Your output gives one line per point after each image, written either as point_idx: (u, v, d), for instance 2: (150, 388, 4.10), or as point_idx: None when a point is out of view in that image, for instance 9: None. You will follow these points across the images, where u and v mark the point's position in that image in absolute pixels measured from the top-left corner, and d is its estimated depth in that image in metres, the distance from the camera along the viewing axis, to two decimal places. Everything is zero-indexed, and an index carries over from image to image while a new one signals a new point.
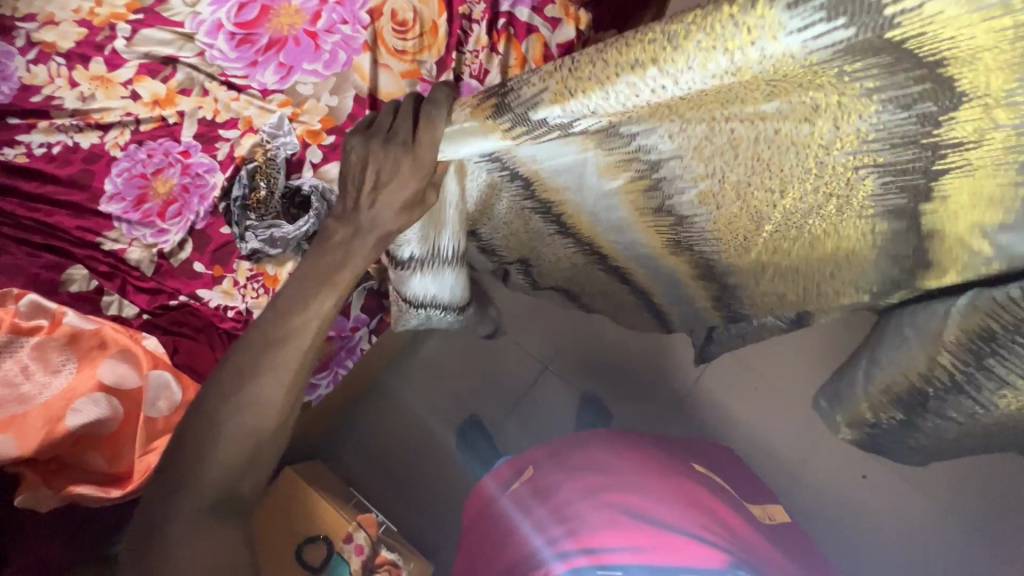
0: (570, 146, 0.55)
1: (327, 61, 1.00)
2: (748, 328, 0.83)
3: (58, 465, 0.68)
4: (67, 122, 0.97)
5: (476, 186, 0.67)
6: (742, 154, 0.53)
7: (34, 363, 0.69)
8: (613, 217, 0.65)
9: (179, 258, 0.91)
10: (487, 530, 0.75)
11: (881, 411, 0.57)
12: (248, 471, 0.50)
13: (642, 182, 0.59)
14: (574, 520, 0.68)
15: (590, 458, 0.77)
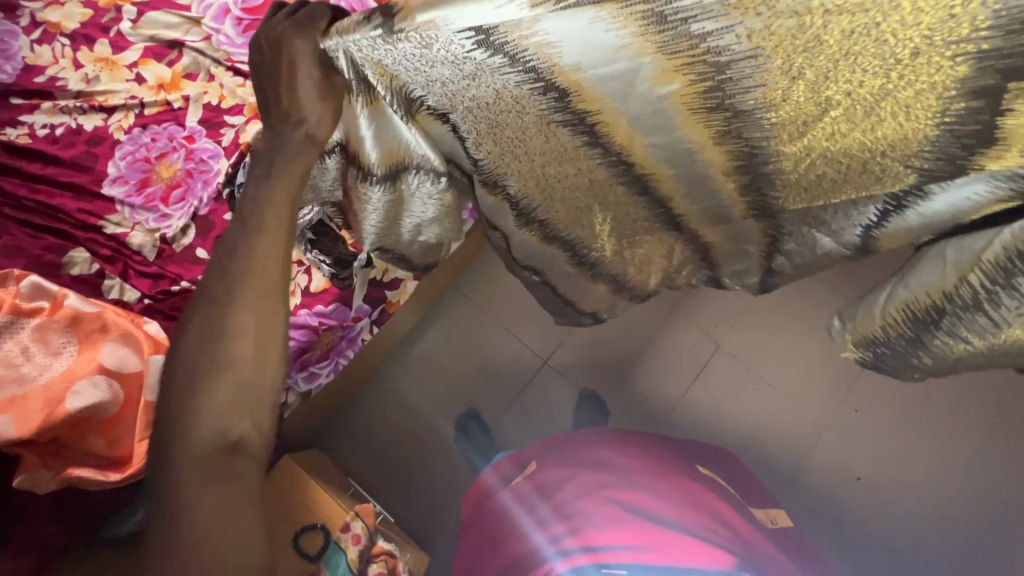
0: (627, 51, 0.43)
1: None
2: (811, 256, 0.68)
3: (56, 448, 0.68)
4: (71, 104, 0.97)
5: (478, 95, 0.51)
6: (832, 40, 0.39)
7: (34, 344, 0.69)
8: (655, 121, 0.50)
9: (181, 243, 0.91)
10: (487, 527, 0.75)
11: (889, 329, 0.55)
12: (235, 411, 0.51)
13: (703, 83, 0.45)
14: (577, 517, 0.69)
15: (591, 457, 0.77)
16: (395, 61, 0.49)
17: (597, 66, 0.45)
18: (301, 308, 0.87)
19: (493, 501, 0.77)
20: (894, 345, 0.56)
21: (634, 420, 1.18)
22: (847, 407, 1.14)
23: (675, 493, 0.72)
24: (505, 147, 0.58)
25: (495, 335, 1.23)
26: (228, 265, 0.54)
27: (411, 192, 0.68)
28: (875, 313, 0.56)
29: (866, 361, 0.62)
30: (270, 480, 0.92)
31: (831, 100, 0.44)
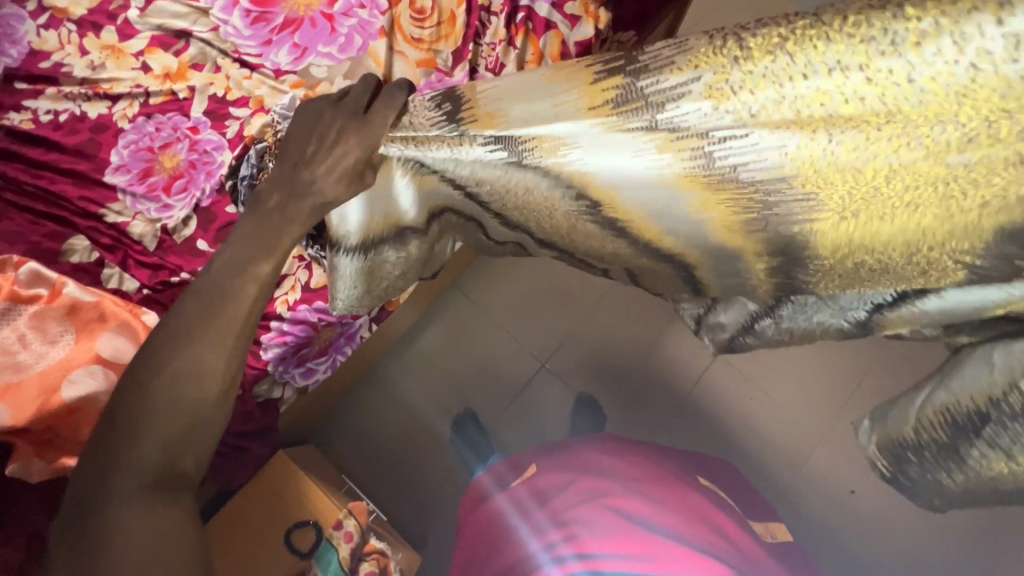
0: (661, 167, 0.51)
1: (342, 45, 0.99)
2: (805, 322, 0.61)
3: (50, 436, 0.66)
4: (75, 91, 0.96)
5: (519, 189, 0.59)
6: (869, 178, 0.44)
7: (31, 332, 0.69)
8: (685, 228, 0.54)
9: (182, 234, 0.90)
10: (482, 531, 0.74)
11: (921, 432, 0.48)
12: (187, 444, 0.48)
13: (746, 215, 0.50)
14: (575, 523, 0.68)
15: (590, 464, 0.77)
16: (431, 156, 0.59)
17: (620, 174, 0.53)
18: (300, 303, 0.86)
19: (491, 504, 0.76)
20: (926, 455, 0.48)
21: (631, 426, 1.18)
22: (842, 420, 1.14)
23: (675, 503, 0.71)
24: (532, 228, 0.65)
25: (493, 336, 1.22)
26: (213, 282, 0.54)
27: (380, 261, 0.73)
28: (911, 415, 0.49)
29: (882, 472, 0.54)
30: (263, 474, 0.92)
31: (875, 233, 0.46)
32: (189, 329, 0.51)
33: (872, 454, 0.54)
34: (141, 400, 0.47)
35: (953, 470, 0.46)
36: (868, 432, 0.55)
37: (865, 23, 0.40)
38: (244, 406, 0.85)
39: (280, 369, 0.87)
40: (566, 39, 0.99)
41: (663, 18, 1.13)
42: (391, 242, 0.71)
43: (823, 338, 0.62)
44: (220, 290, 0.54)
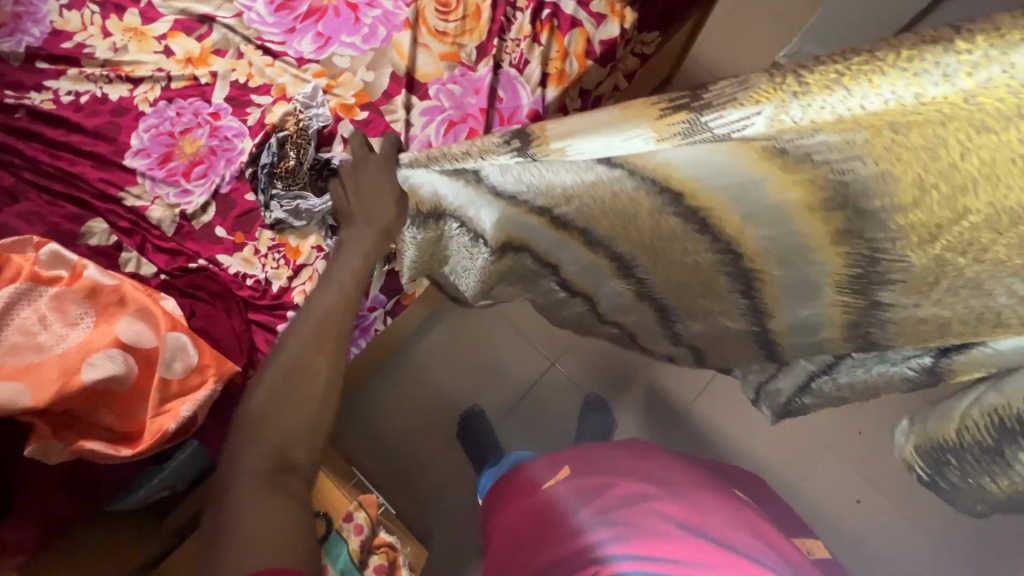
0: (736, 163, 0.43)
1: (366, 35, 0.99)
2: (863, 374, 0.64)
3: (69, 418, 0.67)
4: (97, 72, 0.96)
5: (587, 181, 0.54)
6: (968, 166, 0.35)
7: (52, 314, 0.68)
8: (774, 218, 0.47)
9: (200, 221, 0.90)
10: (525, 525, 0.71)
11: (964, 433, 0.47)
12: (302, 438, 0.52)
13: (824, 189, 0.42)
14: (624, 524, 0.64)
15: (622, 468, 0.76)
16: (493, 173, 0.59)
17: (710, 178, 0.46)
18: None
19: (537, 497, 0.74)
20: (973, 456, 0.46)
21: (640, 429, 1.18)
22: (850, 429, 1.15)
23: (721, 512, 0.69)
24: (595, 216, 0.59)
25: (505, 334, 1.22)
26: (307, 306, 0.63)
27: (448, 234, 0.75)
28: (955, 419, 0.48)
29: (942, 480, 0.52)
30: None
31: (970, 208, 0.38)
32: (298, 354, 0.57)
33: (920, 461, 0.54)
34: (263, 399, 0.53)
35: (1004, 474, 0.43)
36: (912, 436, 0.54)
37: (914, 50, 0.32)
38: None
39: None
40: (592, 38, 0.99)
41: (688, 20, 1.11)
42: (459, 221, 0.71)
43: (886, 391, 0.65)
44: (324, 322, 0.60)
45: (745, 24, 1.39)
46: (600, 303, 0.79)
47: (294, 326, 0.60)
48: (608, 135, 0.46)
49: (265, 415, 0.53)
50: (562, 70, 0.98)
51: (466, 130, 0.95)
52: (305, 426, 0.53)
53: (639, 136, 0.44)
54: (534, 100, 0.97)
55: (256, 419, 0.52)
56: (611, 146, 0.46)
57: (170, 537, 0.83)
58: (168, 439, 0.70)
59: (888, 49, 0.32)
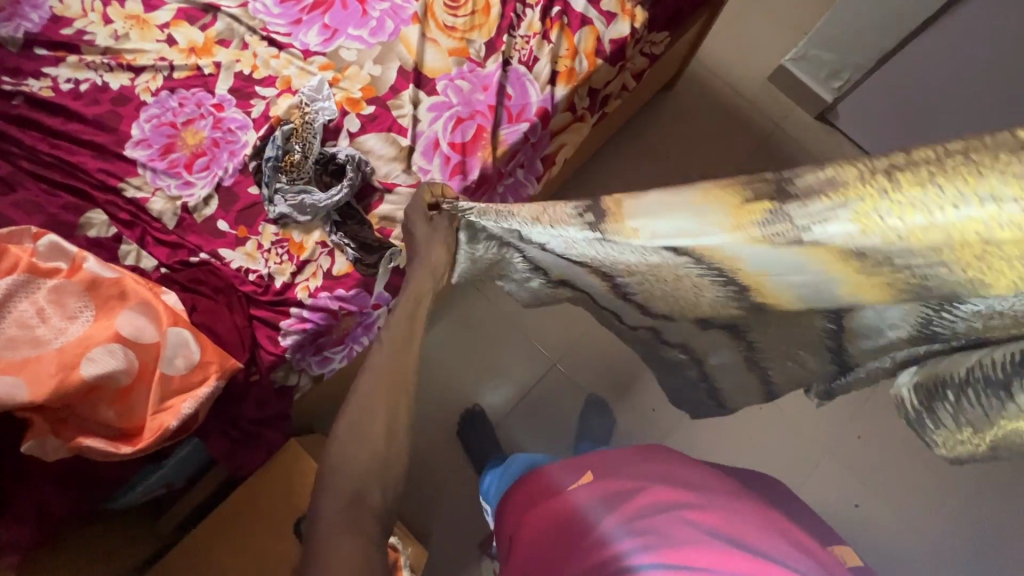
0: (811, 260, 0.38)
1: (373, 29, 0.97)
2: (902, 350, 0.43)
3: (67, 415, 0.65)
4: (97, 60, 0.94)
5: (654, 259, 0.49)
6: None
7: (50, 307, 0.66)
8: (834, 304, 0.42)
9: (203, 214, 0.88)
10: (541, 535, 0.63)
11: (977, 368, 0.37)
12: (374, 478, 0.52)
13: (904, 291, 0.36)
14: (655, 531, 0.57)
15: (643, 471, 0.69)
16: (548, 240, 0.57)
17: (784, 274, 0.41)
18: (321, 291, 0.85)
19: (553, 502, 0.66)
20: (973, 394, 0.37)
21: (642, 432, 1.17)
22: (850, 433, 1.15)
23: (760, 520, 0.62)
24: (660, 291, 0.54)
25: (507, 333, 1.22)
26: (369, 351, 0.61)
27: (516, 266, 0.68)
28: (970, 354, 0.38)
29: (909, 420, 0.44)
30: (274, 464, 0.89)
31: None
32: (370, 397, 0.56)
33: (904, 396, 0.43)
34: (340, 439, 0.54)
35: (995, 415, 0.36)
36: (910, 372, 0.43)
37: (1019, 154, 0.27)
38: (261, 392, 0.82)
39: (297, 355, 0.85)
40: (602, 36, 0.98)
41: (697, 21, 1.10)
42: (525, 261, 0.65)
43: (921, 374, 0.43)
44: (390, 365, 0.58)
45: (751, 27, 1.39)
46: (669, 337, 0.65)
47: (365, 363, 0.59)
48: (675, 218, 0.44)
49: (345, 457, 0.53)
50: (571, 69, 0.97)
51: (474, 127, 0.94)
52: (373, 467, 0.53)
53: (709, 222, 0.41)
54: (542, 98, 0.96)
55: (333, 464, 0.53)
56: (683, 231, 0.43)
57: (166, 537, 0.88)
58: (169, 435, 0.69)
59: (984, 150, 0.28)
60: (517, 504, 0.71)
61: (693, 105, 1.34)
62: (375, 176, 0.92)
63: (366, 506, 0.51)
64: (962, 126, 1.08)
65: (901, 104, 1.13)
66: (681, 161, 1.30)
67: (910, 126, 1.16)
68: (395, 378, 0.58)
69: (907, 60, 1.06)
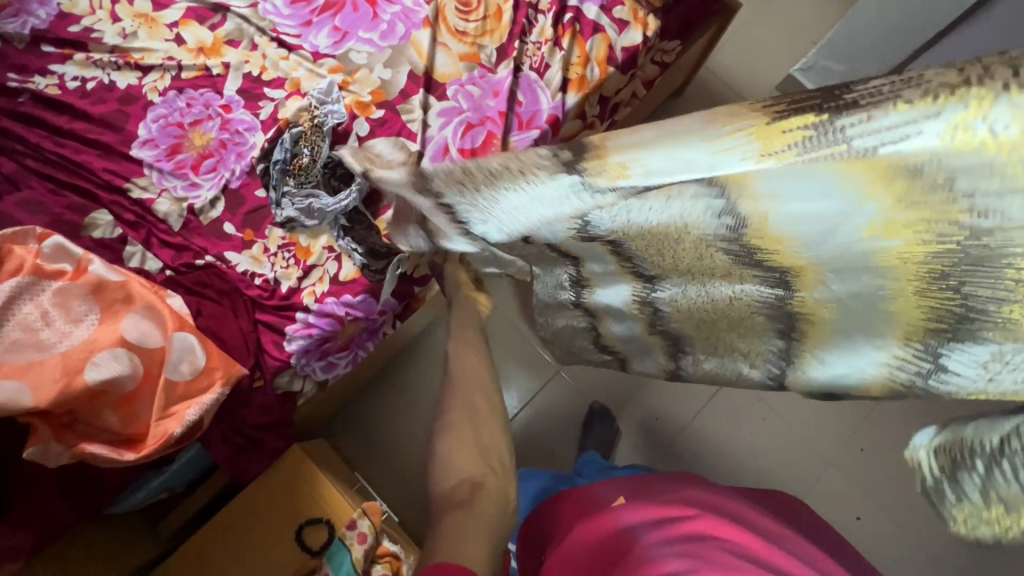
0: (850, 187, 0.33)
1: (384, 32, 0.97)
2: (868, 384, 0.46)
3: (70, 419, 0.64)
4: (105, 58, 0.93)
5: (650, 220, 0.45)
6: None
7: (55, 310, 0.65)
8: (851, 268, 0.38)
9: (209, 216, 0.87)
10: (583, 552, 0.58)
11: (1014, 438, 0.30)
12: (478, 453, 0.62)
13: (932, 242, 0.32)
14: (697, 557, 0.52)
15: (692, 498, 0.63)
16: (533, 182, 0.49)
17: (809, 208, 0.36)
18: (327, 296, 0.84)
19: (596, 522, 0.61)
20: (1008, 470, 0.30)
21: (644, 441, 1.16)
22: (852, 446, 1.14)
23: (812, 560, 0.57)
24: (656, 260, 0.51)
25: (511, 339, 1.21)
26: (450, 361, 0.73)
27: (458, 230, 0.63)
28: (1004, 420, 0.31)
29: (924, 489, 0.36)
30: (276, 469, 0.88)
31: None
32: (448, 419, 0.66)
33: (920, 461, 0.35)
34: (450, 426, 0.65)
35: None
36: (929, 432, 0.35)
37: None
38: (264, 398, 0.82)
39: (302, 361, 0.84)
40: (614, 44, 0.97)
41: (709, 31, 1.09)
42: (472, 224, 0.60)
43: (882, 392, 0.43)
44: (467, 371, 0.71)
45: (760, 37, 1.38)
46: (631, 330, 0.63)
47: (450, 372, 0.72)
48: (689, 142, 0.38)
49: (442, 465, 0.61)
50: (583, 76, 0.96)
51: (484, 133, 0.93)
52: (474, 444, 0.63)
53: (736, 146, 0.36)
54: (553, 105, 0.95)
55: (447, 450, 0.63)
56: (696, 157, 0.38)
57: (168, 541, 0.86)
58: (172, 443, 0.68)
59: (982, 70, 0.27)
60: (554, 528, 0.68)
61: (701, 114, 1.33)
62: None
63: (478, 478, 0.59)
64: None
65: None
66: None
67: None
68: (468, 404, 0.67)
69: None
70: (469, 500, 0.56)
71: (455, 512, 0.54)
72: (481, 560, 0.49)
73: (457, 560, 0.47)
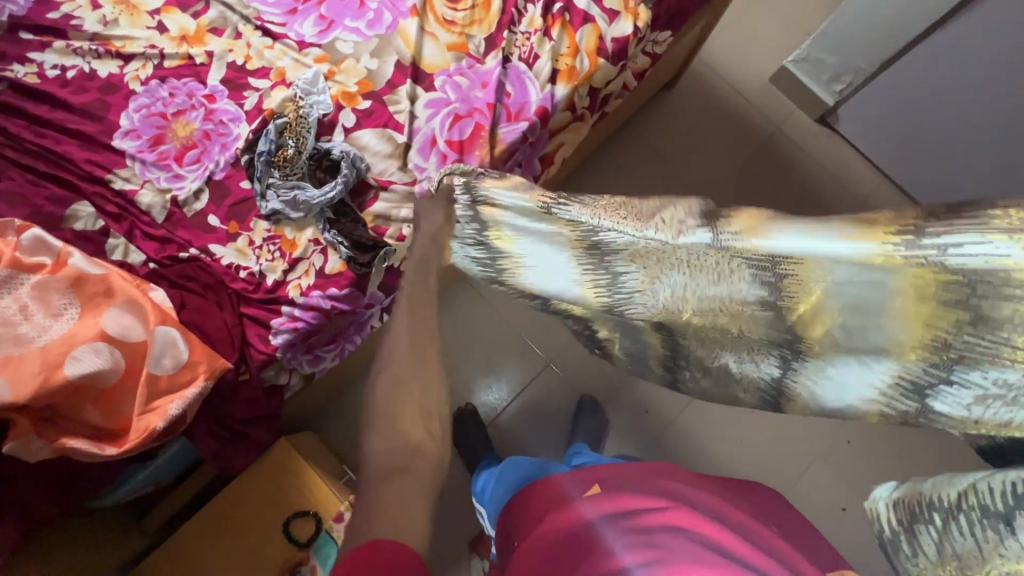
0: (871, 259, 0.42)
1: (371, 21, 0.95)
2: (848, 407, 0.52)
3: (49, 414, 0.64)
4: (85, 46, 0.91)
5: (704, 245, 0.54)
6: None
7: (34, 303, 0.64)
8: (865, 288, 0.44)
9: (193, 208, 0.86)
10: (551, 545, 0.59)
11: (969, 495, 0.37)
12: (421, 418, 0.53)
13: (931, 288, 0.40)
14: (660, 548, 0.53)
15: (667, 490, 0.64)
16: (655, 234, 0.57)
17: (840, 296, 0.46)
18: (313, 289, 0.83)
19: (566, 514, 0.62)
20: (964, 524, 0.37)
21: (633, 434, 1.17)
22: (839, 439, 1.16)
23: (785, 558, 0.56)
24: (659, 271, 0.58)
25: (502, 333, 1.21)
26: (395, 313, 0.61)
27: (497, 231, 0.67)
28: (960, 479, 0.39)
29: (882, 541, 0.44)
30: (262, 461, 0.88)
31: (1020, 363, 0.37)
32: (398, 374, 0.55)
33: (881, 514, 0.43)
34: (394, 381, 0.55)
35: (988, 552, 0.35)
36: (889, 487, 0.44)
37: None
38: (250, 392, 0.81)
39: (287, 355, 0.84)
40: (604, 35, 0.96)
41: (700, 21, 1.08)
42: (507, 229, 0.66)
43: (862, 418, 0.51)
44: (412, 316, 0.60)
45: (753, 28, 1.37)
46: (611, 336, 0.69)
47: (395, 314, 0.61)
48: (817, 231, 0.46)
49: (384, 426, 0.52)
50: (573, 67, 0.95)
51: (472, 125, 0.92)
52: (422, 408, 0.54)
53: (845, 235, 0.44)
54: (542, 96, 0.94)
55: (385, 411, 0.53)
56: (812, 246, 0.45)
57: (155, 533, 0.87)
58: (155, 437, 0.68)
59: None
60: (529, 522, 0.68)
61: (693, 106, 1.32)
62: (370, 173, 0.90)
63: (424, 455, 0.51)
64: (964, 135, 1.07)
65: (904, 112, 1.12)
66: (681, 163, 1.29)
67: (910, 133, 1.15)
68: (419, 360, 0.56)
69: (912, 66, 1.05)
70: (407, 468, 0.49)
71: (392, 481, 0.48)
72: (426, 532, 0.46)
73: (394, 535, 0.44)
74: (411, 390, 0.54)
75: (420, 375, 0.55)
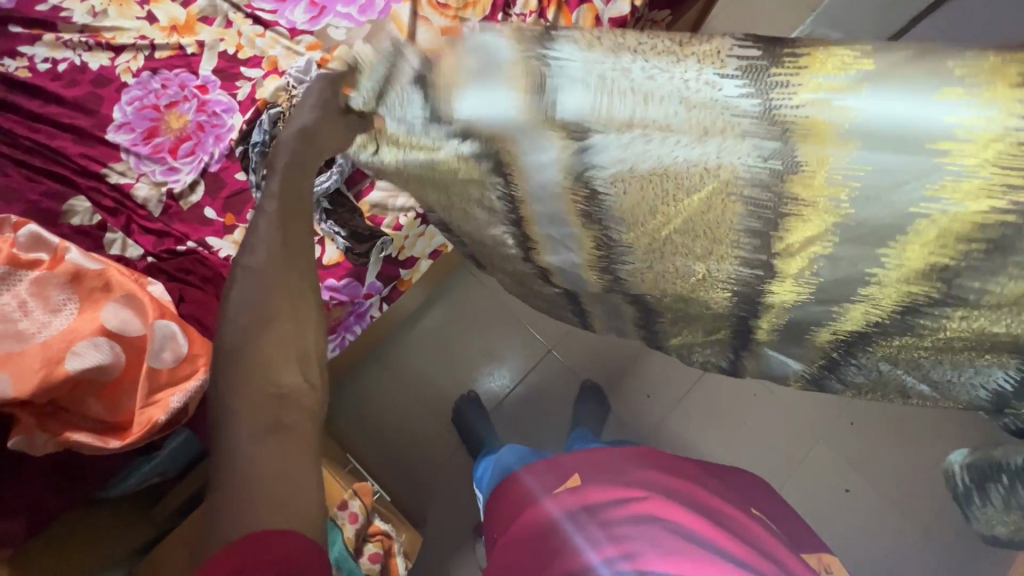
0: (931, 147, 0.43)
1: (362, 6, 0.93)
2: (867, 377, 0.63)
3: (53, 408, 0.65)
4: (76, 39, 0.90)
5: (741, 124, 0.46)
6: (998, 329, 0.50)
7: (33, 299, 0.65)
8: (889, 145, 0.43)
9: (189, 201, 0.86)
10: (521, 538, 0.62)
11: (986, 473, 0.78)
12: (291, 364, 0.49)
13: (935, 262, 0.47)
14: (629, 539, 0.56)
15: (642, 479, 0.65)
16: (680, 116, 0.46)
17: (867, 144, 0.44)
18: None
19: (533, 512, 0.64)
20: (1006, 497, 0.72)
21: (635, 418, 1.17)
22: (842, 421, 1.16)
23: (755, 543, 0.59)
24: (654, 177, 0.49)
25: (502, 320, 1.20)
26: (263, 232, 0.53)
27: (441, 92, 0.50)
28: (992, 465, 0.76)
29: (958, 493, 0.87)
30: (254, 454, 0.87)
31: (986, 332, 0.51)
32: (266, 307, 0.50)
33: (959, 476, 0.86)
34: (245, 335, 0.48)
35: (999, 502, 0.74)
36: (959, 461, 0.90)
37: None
38: None
39: None
40: (600, 15, 0.93)
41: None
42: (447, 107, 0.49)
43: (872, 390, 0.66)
44: (276, 237, 0.52)
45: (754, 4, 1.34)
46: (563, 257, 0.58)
47: (256, 237, 0.52)
48: (888, 94, 0.43)
49: (246, 380, 0.47)
50: None
51: None
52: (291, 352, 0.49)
53: (958, 97, 0.42)
54: None
55: (246, 364, 0.48)
56: (903, 138, 0.43)
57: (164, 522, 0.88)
58: (158, 430, 0.68)
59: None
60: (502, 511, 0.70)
61: None
62: None
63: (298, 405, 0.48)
64: None
65: None
66: None
67: None
68: (288, 290, 0.51)
69: None
70: (284, 427, 0.46)
71: (271, 441, 0.45)
72: (314, 494, 0.45)
73: (272, 527, 0.41)
74: (277, 332, 0.49)
75: (295, 306, 0.51)
